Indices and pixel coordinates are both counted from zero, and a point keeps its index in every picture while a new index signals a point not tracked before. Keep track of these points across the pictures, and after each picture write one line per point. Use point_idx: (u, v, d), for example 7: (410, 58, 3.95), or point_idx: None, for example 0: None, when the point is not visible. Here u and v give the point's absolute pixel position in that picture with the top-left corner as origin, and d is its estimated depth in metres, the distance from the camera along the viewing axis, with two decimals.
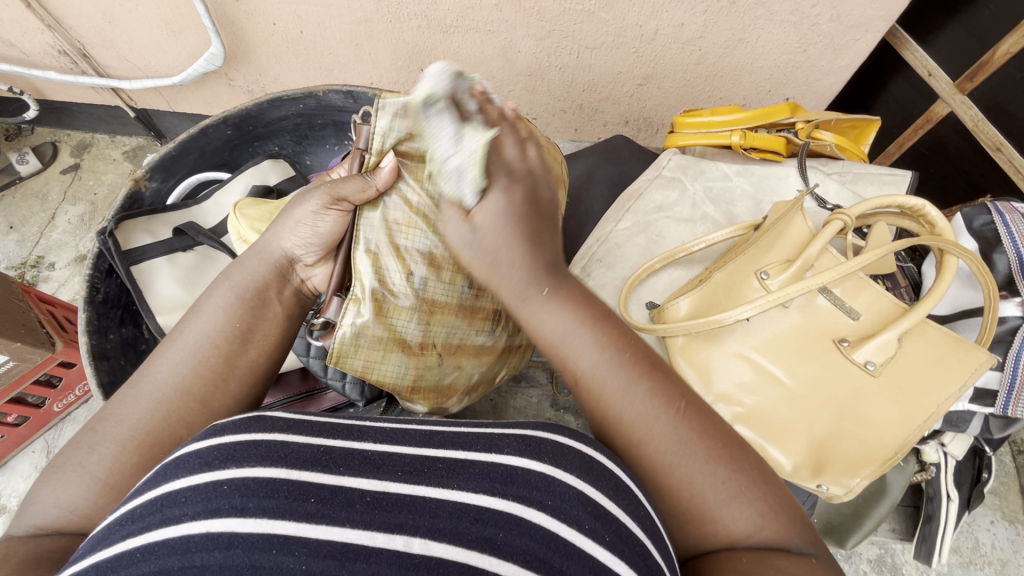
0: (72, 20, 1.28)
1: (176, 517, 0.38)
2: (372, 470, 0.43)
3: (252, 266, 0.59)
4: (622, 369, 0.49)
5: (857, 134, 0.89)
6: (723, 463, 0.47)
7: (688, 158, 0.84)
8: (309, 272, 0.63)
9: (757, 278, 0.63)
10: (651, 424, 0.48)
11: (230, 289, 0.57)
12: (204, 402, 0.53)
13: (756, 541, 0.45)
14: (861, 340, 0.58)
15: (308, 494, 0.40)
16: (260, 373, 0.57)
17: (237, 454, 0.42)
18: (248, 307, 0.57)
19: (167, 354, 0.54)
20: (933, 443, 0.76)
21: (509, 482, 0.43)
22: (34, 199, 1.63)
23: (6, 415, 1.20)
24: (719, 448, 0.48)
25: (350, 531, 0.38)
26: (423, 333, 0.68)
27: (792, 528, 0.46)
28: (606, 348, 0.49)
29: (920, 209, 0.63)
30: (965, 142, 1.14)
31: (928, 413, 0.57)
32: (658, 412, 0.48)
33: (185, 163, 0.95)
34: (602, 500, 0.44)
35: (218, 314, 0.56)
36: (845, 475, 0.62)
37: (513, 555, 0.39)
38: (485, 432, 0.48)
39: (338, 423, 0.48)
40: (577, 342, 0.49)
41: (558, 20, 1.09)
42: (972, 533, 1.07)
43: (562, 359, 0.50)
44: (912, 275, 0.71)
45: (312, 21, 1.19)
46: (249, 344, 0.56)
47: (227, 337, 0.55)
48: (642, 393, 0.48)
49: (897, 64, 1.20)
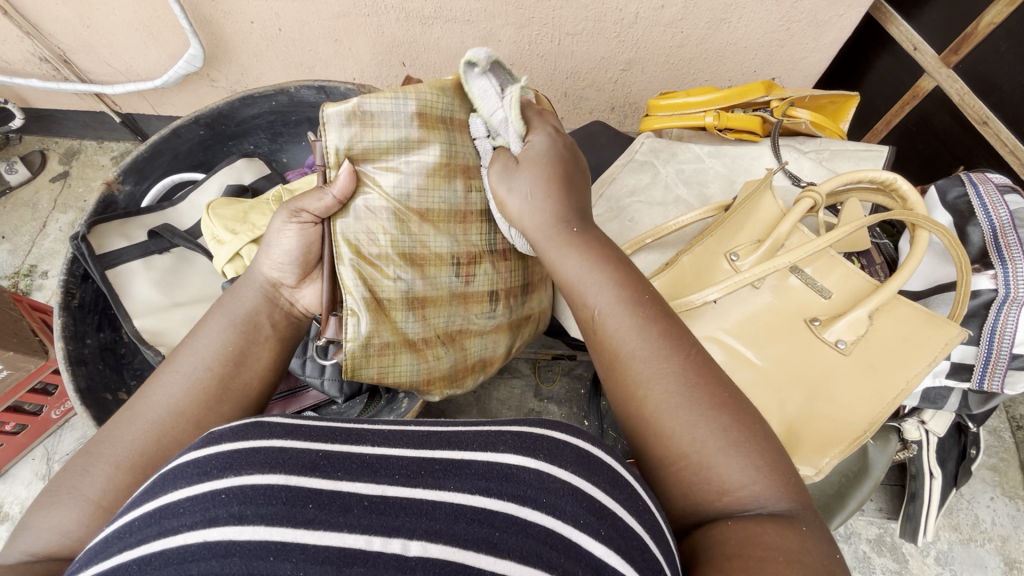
0: (51, 26, 1.27)
1: (173, 528, 0.36)
2: (369, 475, 0.41)
3: (245, 293, 0.61)
4: (632, 311, 0.49)
5: (836, 110, 0.87)
6: (723, 411, 0.45)
7: (661, 141, 0.83)
8: (297, 294, 0.64)
9: (727, 260, 0.62)
10: (649, 364, 0.47)
11: (225, 317, 0.59)
12: (198, 424, 0.53)
13: (743, 496, 0.42)
14: (833, 318, 0.57)
15: (306, 499, 0.38)
16: (255, 395, 0.58)
17: (235, 463, 0.39)
18: (240, 331, 0.58)
19: (163, 380, 0.54)
20: (914, 421, 0.74)
21: (504, 481, 0.41)
22: (25, 209, 1.63)
23: (3, 424, 1.20)
24: (720, 397, 0.46)
25: (349, 536, 0.37)
26: (423, 327, 0.68)
27: (781, 493, 0.43)
28: (620, 292, 0.50)
29: (891, 183, 0.62)
30: (951, 116, 1.13)
31: (899, 389, 0.57)
32: (662, 353, 0.48)
33: (159, 164, 0.94)
34: (598, 494, 0.42)
35: (211, 339, 0.57)
36: (814, 456, 0.60)
37: (510, 552, 0.37)
38: (478, 429, 0.46)
39: (333, 425, 0.46)
40: (591, 285, 0.51)
41: (537, 6, 1.08)
42: (971, 510, 1.07)
43: (578, 302, 0.52)
44: (889, 252, 0.70)
45: (290, 18, 1.18)
46: (243, 365, 0.57)
47: (221, 359, 0.56)
48: (641, 337, 0.48)
49: (883, 39, 1.18)
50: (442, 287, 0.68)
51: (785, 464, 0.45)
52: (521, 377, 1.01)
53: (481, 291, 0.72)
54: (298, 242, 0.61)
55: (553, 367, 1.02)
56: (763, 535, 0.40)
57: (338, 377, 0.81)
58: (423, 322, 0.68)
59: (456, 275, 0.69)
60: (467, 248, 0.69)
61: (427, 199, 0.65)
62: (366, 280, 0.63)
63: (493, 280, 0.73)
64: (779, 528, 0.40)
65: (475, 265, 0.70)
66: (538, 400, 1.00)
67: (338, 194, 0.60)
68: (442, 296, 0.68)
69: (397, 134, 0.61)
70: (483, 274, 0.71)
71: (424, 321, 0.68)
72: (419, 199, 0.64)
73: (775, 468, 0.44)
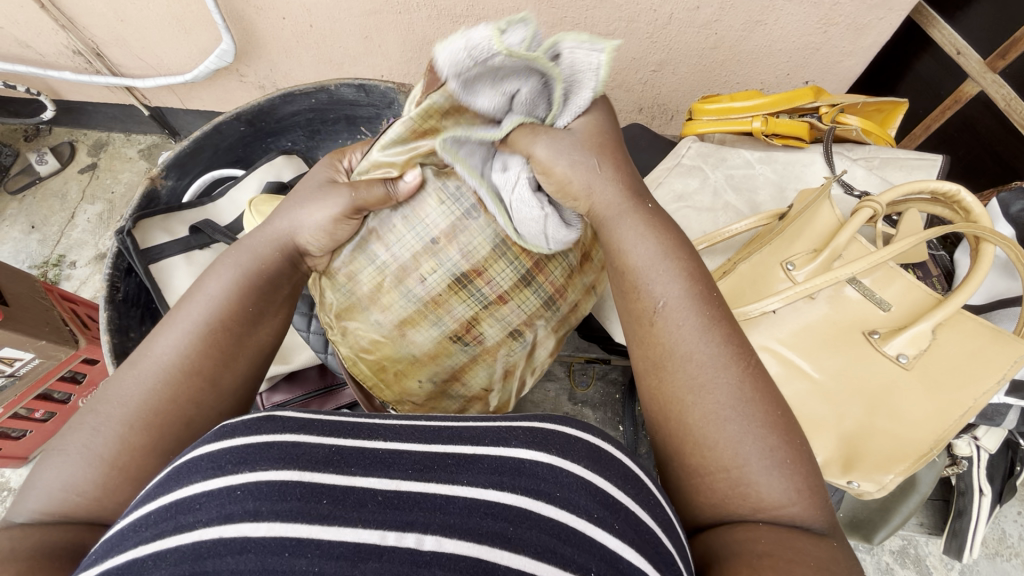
0: (85, 19, 1.28)
1: (190, 524, 0.36)
2: (382, 470, 0.41)
3: (236, 261, 0.58)
4: (699, 309, 0.49)
5: (884, 118, 0.86)
6: (776, 431, 0.45)
7: (708, 145, 0.82)
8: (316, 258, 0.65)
9: (783, 269, 0.61)
10: (713, 370, 0.46)
11: (190, 322, 0.53)
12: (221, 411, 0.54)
13: (783, 513, 0.43)
14: (893, 331, 0.56)
15: (320, 495, 0.38)
16: (262, 354, 0.58)
17: (249, 457, 0.39)
18: (254, 291, 0.57)
19: (172, 336, 0.53)
20: (967, 437, 0.74)
21: (518, 475, 0.41)
22: (54, 199, 1.65)
23: (33, 411, 1.21)
24: (774, 417, 0.46)
25: (363, 531, 0.36)
26: (469, 388, 0.75)
27: (818, 512, 0.44)
28: (688, 285, 0.50)
29: (953, 194, 0.61)
30: (997, 121, 1.10)
31: (964, 409, 0.56)
32: (727, 362, 0.47)
33: (200, 160, 0.95)
34: (610, 489, 0.43)
35: (222, 296, 0.55)
36: (878, 471, 0.60)
37: (525, 547, 0.37)
38: (491, 426, 0.46)
39: (347, 420, 0.45)
40: (659, 274, 0.51)
41: (570, 6, 1.07)
42: (999, 524, 1.04)
43: (638, 286, 0.51)
44: (945, 263, 0.69)
45: (321, 14, 1.18)
46: (256, 327, 0.56)
47: (235, 317, 0.55)
48: (702, 346, 0.47)
49: (924, 42, 1.15)
50: (466, 361, 0.72)
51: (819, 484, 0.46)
52: (555, 381, 1.03)
53: (494, 339, 0.72)
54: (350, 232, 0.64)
55: (587, 371, 1.03)
56: (798, 542, 0.41)
57: None
58: (467, 385, 0.74)
59: (464, 345, 0.71)
60: (457, 323, 0.69)
61: (393, 309, 0.68)
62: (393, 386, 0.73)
63: (504, 324, 0.72)
64: (813, 541, 0.42)
65: (476, 328, 0.70)
66: (573, 403, 1.01)
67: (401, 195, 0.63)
68: (470, 362, 0.72)
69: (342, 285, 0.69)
70: (490, 327, 0.71)
71: (467, 385, 0.74)
72: (391, 315, 0.69)
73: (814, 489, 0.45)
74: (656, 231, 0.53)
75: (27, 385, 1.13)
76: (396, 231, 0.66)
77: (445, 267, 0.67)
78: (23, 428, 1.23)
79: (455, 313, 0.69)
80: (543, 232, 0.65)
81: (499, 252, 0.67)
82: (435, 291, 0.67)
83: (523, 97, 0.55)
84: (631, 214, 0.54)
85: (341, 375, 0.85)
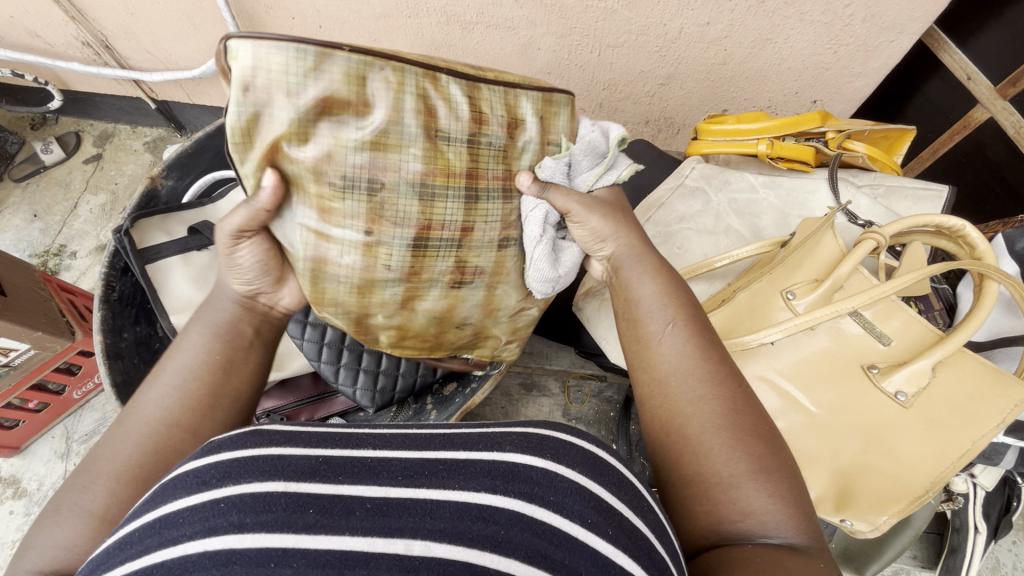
0: (95, 12, 1.28)
1: (173, 538, 0.35)
2: (370, 477, 0.39)
3: (208, 318, 0.61)
4: (685, 336, 0.56)
5: (890, 145, 0.85)
6: (747, 445, 0.49)
7: (712, 167, 0.81)
8: (275, 296, 0.65)
9: (783, 298, 0.60)
10: (692, 386, 0.53)
11: (168, 380, 0.55)
12: (193, 432, 0.53)
13: (758, 522, 0.45)
14: (892, 367, 0.56)
15: (307, 504, 0.36)
16: (245, 399, 0.59)
17: (233, 472, 0.38)
18: (226, 340, 0.59)
19: (150, 392, 0.55)
20: (963, 474, 0.75)
21: (511, 479, 0.41)
22: (58, 188, 1.65)
23: (28, 401, 1.21)
24: (747, 430, 0.50)
25: (351, 539, 0.35)
26: (510, 304, 0.74)
27: (794, 522, 0.45)
28: (678, 317, 0.58)
29: (958, 229, 0.60)
30: (1004, 147, 1.09)
31: (964, 449, 0.55)
32: (706, 381, 0.53)
33: (203, 160, 0.95)
34: (604, 495, 0.43)
35: (197, 351, 0.58)
36: (873, 512, 0.60)
37: (514, 551, 0.36)
38: (484, 431, 0.45)
39: (334, 431, 0.44)
40: (650, 306, 0.60)
41: (581, 17, 1.06)
42: (992, 553, 1.03)
43: (637, 321, 0.60)
44: (947, 297, 0.69)
45: (331, 14, 1.17)
46: (232, 373, 0.58)
47: (209, 367, 0.57)
48: (691, 361, 0.54)
49: (934, 65, 1.13)
50: (485, 295, 0.71)
51: (804, 501, 0.48)
52: (549, 396, 1.09)
53: (484, 265, 0.68)
54: (252, 254, 0.61)
55: (583, 389, 1.10)
56: (785, 555, 0.42)
57: (370, 386, 0.84)
58: (502, 306, 0.74)
59: (473, 285, 0.69)
60: (454, 272, 0.66)
61: (387, 300, 0.66)
62: (441, 343, 0.76)
63: (486, 245, 0.66)
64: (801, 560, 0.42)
65: (467, 267, 0.67)
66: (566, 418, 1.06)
67: (265, 205, 0.56)
68: (491, 291, 0.71)
69: (333, 310, 0.66)
70: (478, 257, 0.67)
71: (501, 305, 0.74)
72: (397, 302, 0.67)
73: (798, 504, 0.46)
74: (659, 278, 0.63)
75: (20, 376, 1.12)
76: (335, 240, 0.60)
77: (399, 241, 0.61)
78: (16, 418, 1.22)
79: (439, 269, 0.65)
80: (531, 253, 0.67)
81: (429, 196, 0.60)
82: (407, 268, 0.63)
83: (591, 140, 0.66)
84: (636, 270, 0.64)
85: (334, 384, 0.85)
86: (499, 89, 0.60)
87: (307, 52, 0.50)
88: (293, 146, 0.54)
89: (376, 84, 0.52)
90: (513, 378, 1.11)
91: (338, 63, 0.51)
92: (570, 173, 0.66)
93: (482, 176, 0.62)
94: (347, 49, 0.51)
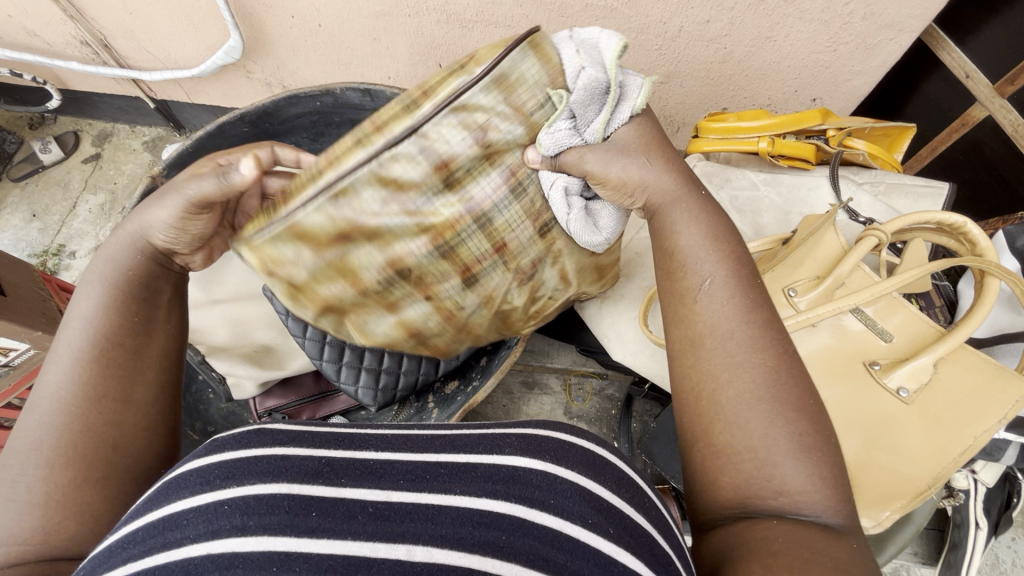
0: (94, 11, 1.28)
1: (177, 541, 0.35)
2: (372, 480, 0.40)
3: (102, 277, 0.56)
4: (732, 294, 0.49)
5: (890, 143, 0.85)
6: (798, 416, 0.44)
7: (715, 165, 0.83)
8: (186, 259, 0.63)
9: (785, 295, 0.61)
10: (741, 350, 0.46)
11: (74, 351, 0.51)
12: (125, 399, 0.51)
13: (796, 500, 0.42)
14: (894, 364, 0.56)
15: (309, 508, 0.36)
16: (173, 357, 0.57)
17: (238, 473, 0.38)
18: (137, 298, 0.56)
19: (57, 368, 0.51)
20: (965, 470, 0.76)
21: (511, 483, 0.41)
22: (57, 188, 1.64)
23: (28, 401, 1.21)
24: (796, 402, 0.44)
25: (352, 543, 0.35)
26: (565, 273, 0.75)
27: (834, 503, 0.42)
28: (727, 269, 0.50)
29: (960, 226, 0.60)
30: (1003, 145, 1.09)
31: (965, 446, 0.55)
32: (757, 344, 0.46)
33: (203, 158, 0.95)
34: (604, 494, 0.42)
35: (101, 315, 0.53)
36: (875, 508, 0.60)
37: (516, 556, 0.36)
38: (484, 433, 0.46)
39: (339, 432, 0.44)
40: (696, 257, 0.52)
41: (581, 15, 1.06)
42: (992, 550, 1.04)
43: (679, 269, 0.52)
44: (948, 294, 0.69)
45: (331, 13, 1.17)
46: (153, 333, 0.55)
47: (123, 330, 0.53)
48: (740, 321, 0.48)
49: (933, 63, 1.13)
50: (559, 271, 0.73)
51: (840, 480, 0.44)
52: (551, 395, 1.09)
53: (530, 253, 0.68)
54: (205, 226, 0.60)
55: (584, 386, 1.10)
56: (815, 542, 0.39)
57: (372, 385, 0.84)
58: (556, 275, 0.74)
59: (527, 277, 0.71)
60: (515, 274, 0.69)
61: (481, 319, 0.74)
62: (522, 317, 0.78)
63: (522, 244, 0.66)
64: (828, 539, 0.40)
65: (519, 264, 0.68)
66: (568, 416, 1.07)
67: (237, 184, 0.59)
68: (547, 274, 0.73)
69: (449, 345, 0.77)
70: (520, 254, 0.67)
71: (553, 274, 0.74)
72: (488, 317, 0.74)
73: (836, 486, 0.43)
74: (704, 220, 0.53)
75: (21, 376, 1.12)
76: (413, 315, 0.69)
77: (458, 290, 0.67)
78: (16, 418, 1.22)
79: (500, 286, 0.69)
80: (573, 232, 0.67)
81: (450, 252, 0.62)
82: (477, 296, 0.69)
83: (588, 79, 0.54)
84: (682, 205, 0.54)
85: (336, 383, 0.85)
86: (444, 114, 0.52)
87: (271, 232, 0.54)
88: (327, 285, 0.62)
89: (342, 208, 0.54)
90: (515, 376, 1.11)
91: (306, 222, 0.54)
92: (576, 125, 0.57)
93: (484, 217, 0.61)
94: (292, 206, 0.53)
